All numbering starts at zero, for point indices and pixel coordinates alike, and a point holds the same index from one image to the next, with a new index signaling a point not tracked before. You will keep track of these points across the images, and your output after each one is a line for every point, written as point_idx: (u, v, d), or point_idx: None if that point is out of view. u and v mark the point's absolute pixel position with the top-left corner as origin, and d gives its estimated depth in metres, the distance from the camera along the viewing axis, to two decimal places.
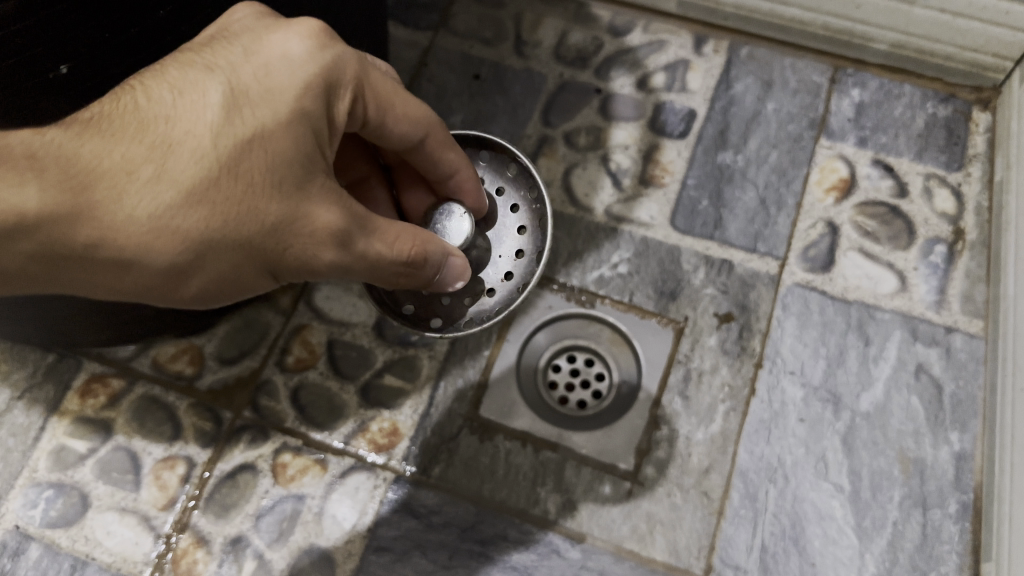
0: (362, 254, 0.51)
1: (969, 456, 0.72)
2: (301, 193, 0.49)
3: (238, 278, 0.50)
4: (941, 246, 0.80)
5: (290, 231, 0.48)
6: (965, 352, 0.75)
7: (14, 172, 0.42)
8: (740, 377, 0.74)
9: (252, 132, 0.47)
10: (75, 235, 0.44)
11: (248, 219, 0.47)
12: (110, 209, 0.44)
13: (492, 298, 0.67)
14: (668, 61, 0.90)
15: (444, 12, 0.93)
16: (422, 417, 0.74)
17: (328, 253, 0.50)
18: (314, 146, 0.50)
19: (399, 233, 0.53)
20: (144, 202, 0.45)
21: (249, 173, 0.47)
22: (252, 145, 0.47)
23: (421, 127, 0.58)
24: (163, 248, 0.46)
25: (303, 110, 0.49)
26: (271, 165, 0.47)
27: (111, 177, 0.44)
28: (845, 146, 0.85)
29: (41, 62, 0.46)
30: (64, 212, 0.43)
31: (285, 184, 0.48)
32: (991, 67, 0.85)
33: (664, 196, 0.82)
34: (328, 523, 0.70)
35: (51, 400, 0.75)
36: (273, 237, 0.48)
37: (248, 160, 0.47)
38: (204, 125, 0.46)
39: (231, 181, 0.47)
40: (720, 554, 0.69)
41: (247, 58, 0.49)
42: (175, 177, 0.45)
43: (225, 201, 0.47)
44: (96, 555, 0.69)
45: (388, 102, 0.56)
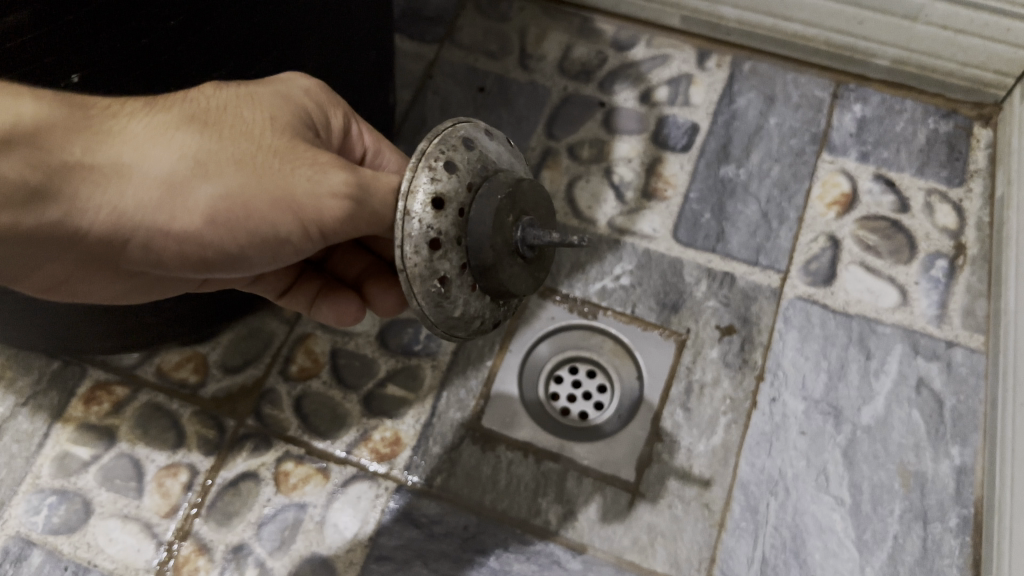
0: (375, 177, 0.49)
1: (970, 470, 0.72)
2: (292, 131, 0.51)
3: (243, 201, 0.48)
4: (942, 260, 0.80)
5: (290, 155, 0.49)
6: (966, 366, 0.76)
7: (12, 88, 0.43)
8: (742, 391, 0.75)
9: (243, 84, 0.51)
10: (73, 144, 0.45)
11: (246, 140, 0.49)
12: (111, 129, 0.46)
13: (489, 141, 0.50)
14: (671, 75, 0.91)
15: (449, 26, 0.94)
16: (424, 427, 0.74)
17: (338, 173, 0.48)
18: (301, 110, 0.53)
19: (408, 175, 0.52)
20: (140, 129, 0.47)
21: (243, 110, 0.50)
22: (241, 93, 0.50)
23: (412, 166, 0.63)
24: (162, 160, 0.47)
25: (289, 85, 0.54)
26: (264, 108, 0.50)
27: (108, 108, 0.46)
28: (847, 160, 0.85)
29: (53, 69, 0.46)
30: (60, 119, 0.44)
31: (277, 123, 0.50)
32: (992, 83, 0.86)
33: (667, 209, 0.83)
34: (330, 532, 0.70)
35: (55, 407, 0.75)
36: (274, 158, 0.49)
37: (242, 104, 0.50)
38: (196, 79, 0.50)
39: (227, 114, 0.49)
40: (721, 566, 0.69)
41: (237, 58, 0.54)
42: (172, 109, 0.48)
43: (221, 127, 0.49)
44: (97, 561, 0.69)
45: (380, 136, 0.62)
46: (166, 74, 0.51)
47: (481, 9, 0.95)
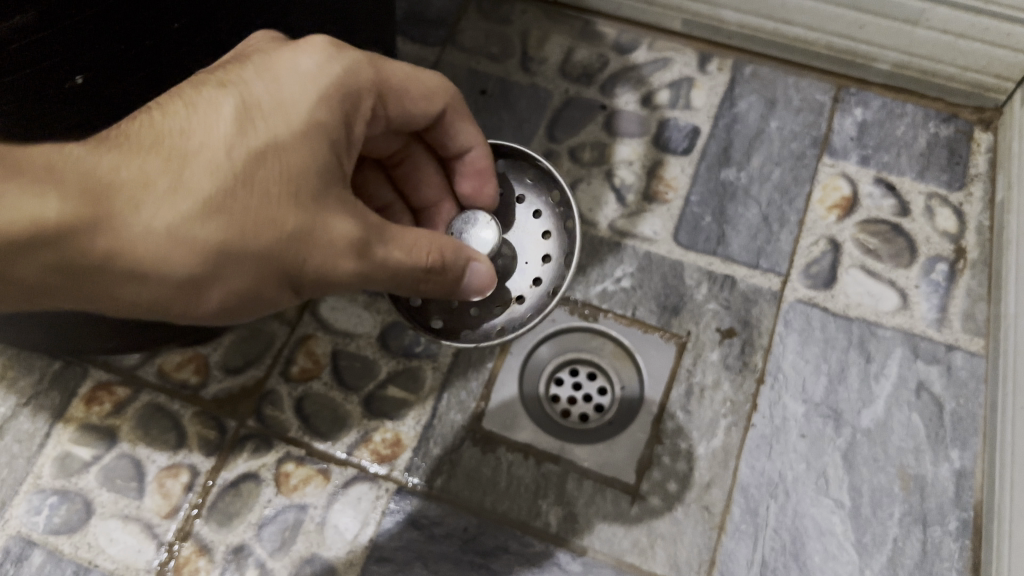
0: (381, 262, 0.51)
1: (970, 473, 0.72)
2: (315, 197, 0.49)
3: (258, 287, 0.49)
4: (942, 264, 0.80)
5: (310, 239, 0.48)
6: (966, 369, 0.76)
7: (34, 182, 0.41)
8: (742, 394, 0.75)
9: (269, 141, 0.48)
10: (96, 245, 0.43)
11: (267, 226, 0.47)
12: (134, 219, 0.44)
13: (521, 305, 0.65)
14: (672, 78, 0.91)
15: (452, 28, 0.94)
16: (425, 428, 0.74)
17: (348, 263, 0.50)
18: (325, 151, 0.50)
19: (414, 242, 0.53)
20: (161, 217, 0.45)
21: (267, 182, 0.47)
22: (267, 156, 0.48)
23: (442, 97, 0.60)
24: (182, 256, 0.46)
25: (314, 118, 0.50)
26: (291, 175, 0.48)
27: (129, 190, 0.44)
28: (847, 164, 0.86)
29: (58, 72, 0.47)
30: (84, 222, 0.42)
31: (300, 193, 0.48)
32: (992, 87, 0.86)
33: (667, 212, 0.83)
34: (330, 533, 0.70)
35: (56, 408, 0.75)
36: (291, 247, 0.48)
37: (266, 169, 0.47)
38: (220, 140, 0.47)
39: (250, 190, 0.47)
40: (720, 568, 0.69)
41: (259, 77, 0.50)
42: (195, 188, 0.45)
43: (244, 209, 0.46)
44: (98, 561, 0.69)
45: (405, 94, 0.57)
46: (166, 73, 0.53)
47: (482, 12, 0.96)
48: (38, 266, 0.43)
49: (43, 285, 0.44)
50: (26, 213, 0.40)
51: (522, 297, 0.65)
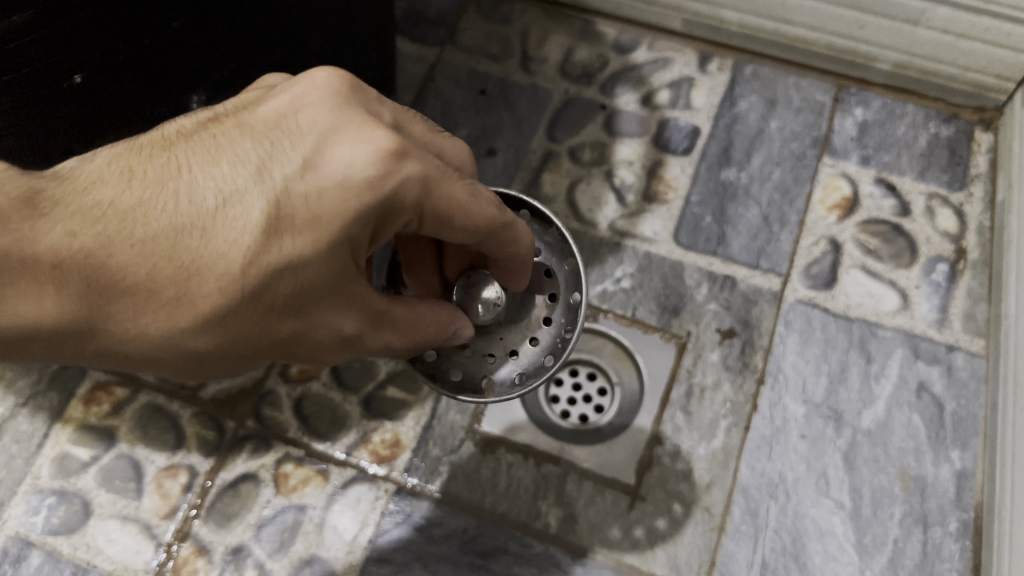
0: (371, 350, 0.50)
1: (970, 474, 0.72)
2: (319, 309, 0.45)
3: (246, 368, 0.49)
4: (943, 265, 0.80)
5: (302, 343, 0.47)
6: (967, 370, 0.76)
7: (36, 280, 0.42)
8: (742, 394, 0.75)
9: (281, 262, 0.43)
10: (91, 341, 0.44)
11: (261, 338, 0.45)
12: (127, 327, 0.43)
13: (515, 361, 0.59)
14: (672, 78, 0.91)
15: (451, 28, 0.94)
16: (425, 429, 0.74)
17: (336, 355, 0.49)
18: (348, 270, 0.45)
19: (414, 330, 0.50)
20: (157, 325, 0.43)
21: (269, 300, 0.44)
22: (275, 278, 0.43)
23: (480, 234, 0.48)
24: (172, 358, 0.45)
25: (347, 239, 0.44)
26: (298, 296, 0.44)
27: (128, 298, 0.42)
28: (848, 164, 0.85)
29: (58, 68, 0.50)
30: (79, 324, 0.43)
31: (304, 308, 0.45)
32: (993, 88, 0.86)
33: (667, 212, 0.83)
34: (329, 534, 0.70)
35: (55, 408, 0.75)
36: (283, 348, 0.47)
37: (271, 288, 0.43)
38: (230, 253, 0.42)
39: (252, 309, 0.44)
40: (720, 569, 0.69)
41: (302, 174, 0.43)
42: (192, 305, 0.43)
43: (240, 326, 0.44)
44: (97, 562, 0.69)
45: (451, 216, 0.46)
46: (168, 71, 0.55)
47: (483, 11, 0.96)
48: (37, 342, 0.45)
49: (47, 349, 0.46)
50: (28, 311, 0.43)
51: (536, 340, 0.60)
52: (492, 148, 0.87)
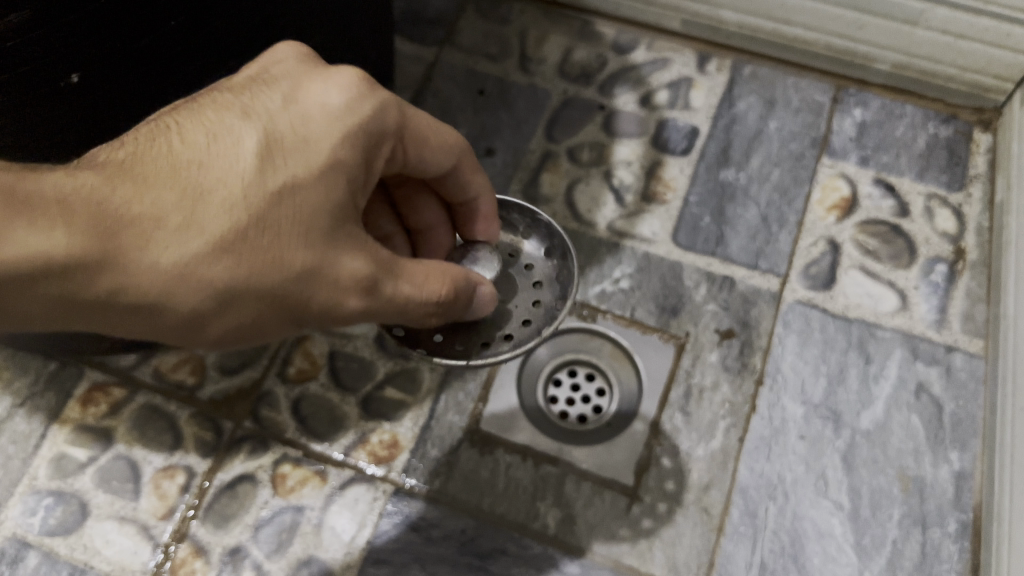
0: (390, 300, 0.49)
1: (969, 475, 0.72)
2: (329, 238, 0.46)
3: (260, 325, 0.47)
4: (942, 265, 0.80)
5: (317, 280, 0.46)
6: (966, 371, 0.76)
7: (44, 214, 0.39)
8: (741, 394, 0.74)
9: (287, 181, 0.45)
10: (101, 282, 0.41)
11: (275, 270, 0.45)
12: (135, 259, 0.41)
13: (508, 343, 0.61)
14: (671, 79, 0.91)
15: (450, 28, 0.94)
16: (423, 429, 0.74)
17: (354, 301, 0.47)
18: (346, 193, 0.48)
19: (424, 275, 0.50)
20: (171, 253, 0.42)
21: (281, 223, 0.45)
22: (284, 198, 0.45)
23: (454, 154, 0.57)
24: (188, 298, 0.43)
25: (338, 159, 0.48)
26: (304, 217, 0.45)
27: (139, 226, 0.41)
28: (846, 165, 0.85)
29: (53, 68, 0.48)
30: (91, 258, 0.40)
31: (313, 234, 0.46)
32: (992, 88, 0.86)
33: (666, 212, 0.83)
34: (327, 535, 0.70)
35: (52, 409, 0.75)
36: (298, 286, 0.45)
37: (279, 211, 0.45)
38: (237, 176, 0.44)
39: (263, 231, 0.44)
40: (719, 570, 0.69)
41: (285, 107, 0.48)
42: (206, 227, 0.43)
43: (254, 251, 0.44)
44: (94, 563, 0.69)
45: (424, 139, 0.55)
46: (164, 71, 0.54)
47: (481, 11, 0.95)
48: (36, 297, 0.41)
49: (44, 313, 0.42)
50: (33, 249, 0.39)
51: (527, 321, 0.62)
52: (491, 148, 0.87)
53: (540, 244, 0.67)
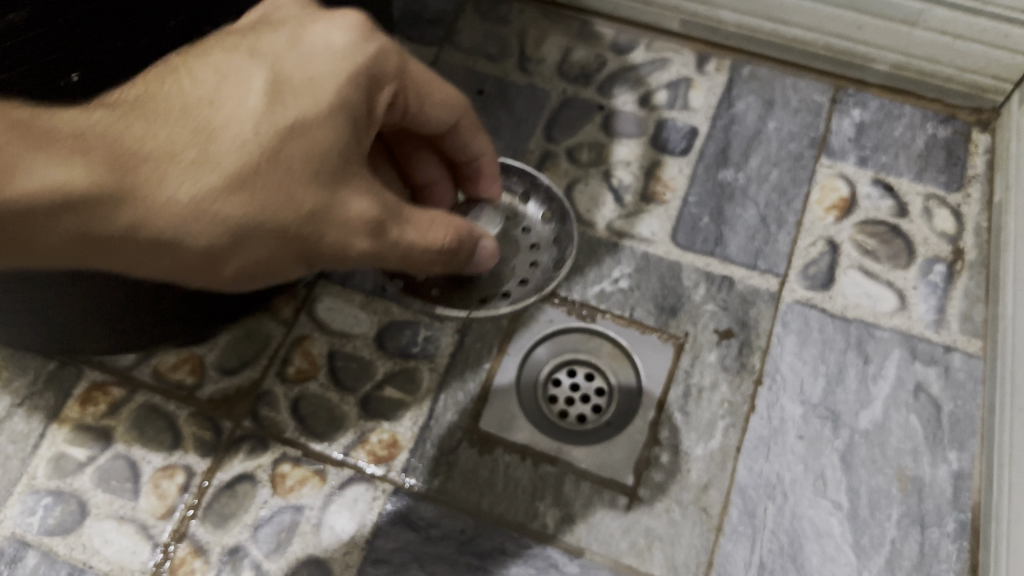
0: (393, 244, 0.53)
1: (968, 475, 0.72)
2: (335, 180, 0.49)
3: (269, 261, 0.49)
4: (941, 265, 0.80)
5: (327, 218, 0.49)
6: (964, 371, 0.76)
7: (59, 147, 0.39)
8: (740, 394, 0.75)
9: (295, 122, 0.47)
10: (120, 216, 0.42)
11: (287, 207, 0.47)
12: (153, 194, 0.43)
13: None
14: (670, 79, 0.91)
15: (449, 29, 0.94)
16: (422, 429, 0.74)
17: (361, 241, 0.51)
18: (350, 134, 0.50)
19: (429, 223, 0.55)
20: (189, 187, 0.44)
21: (291, 161, 0.47)
22: (293, 138, 0.47)
23: (456, 111, 0.61)
24: (205, 232, 0.45)
25: (343, 101, 0.50)
26: (314, 157, 0.48)
27: (157, 161, 0.42)
28: (845, 165, 0.85)
29: (51, 69, 0.47)
30: (110, 191, 0.41)
31: (322, 174, 0.48)
32: (991, 88, 0.86)
33: (665, 212, 0.83)
34: (326, 534, 0.70)
35: (51, 408, 0.75)
36: (307, 223, 0.48)
37: (289, 149, 0.47)
38: (248, 116, 0.46)
39: (276, 168, 0.46)
40: (718, 570, 0.69)
41: (290, 50, 0.50)
42: (219, 164, 0.44)
43: (267, 187, 0.46)
44: (93, 563, 0.69)
45: (426, 92, 0.58)
46: None
47: (481, 11, 0.95)
48: (52, 232, 0.41)
49: (56, 249, 0.42)
50: (53, 181, 0.39)
51: None
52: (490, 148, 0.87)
53: (540, 207, 0.79)
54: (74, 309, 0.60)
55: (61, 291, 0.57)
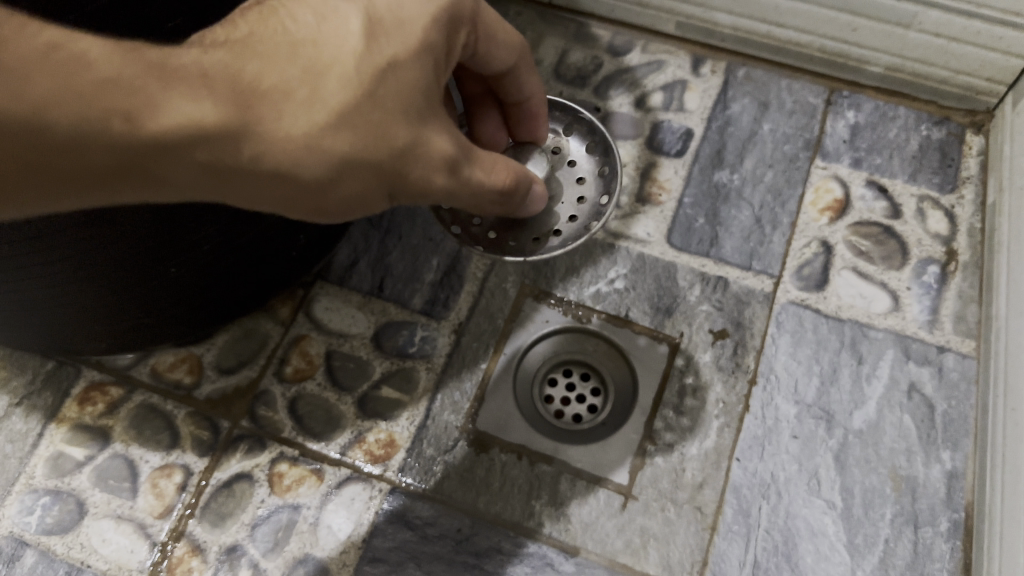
0: (467, 182, 0.50)
1: (961, 474, 0.73)
2: (426, 116, 0.48)
3: (363, 197, 0.48)
4: (934, 266, 0.81)
5: (416, 156, 0.47)
6: (957, 371, 0.76)
7: (185, 82, 0.39)
8: (735, 394, 0.75)
9: (391, 59, 0.46)
10: (243, 148, 0.41)
11: (384, 144, 0.46)
12: (267, 128, 0.41)
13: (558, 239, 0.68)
14: (665, 81, 0.91)
15: None
16: (419, 429, 0.74)
17: (442, 178, 0.49)
18: (435, 73, 0.49)
19: (494, 162, 0.53)
20: (300, 123, 0.42)
21: (387, 98, 0.46)
22: (388, 73, 0.46)
23: (516, 53, 0.61)
24: (313, 166, 0.44)
25: (429, 40, 0.49)
26: (406, 93, 0.46)
27: (271, 96, 0.42)
28: (840, 167, 0.86)
29: None
30: (233, 125, 0.40)
31: (412, 110, 0.47)
32: (985, 91, 0.87)
33: (660, 213, 0.83)
34: (323, 533, 0.70)
35: (50, 407, 0.75)
36: (401, 158, 0.47)
37: (387, 84, 0.46)
38: (349, 52, 0.45)
39: (374, 105, 0.45)
40: (713, 569, 0.69)
41: None
42: (325, 98, 0.43)
43: (368, 123, 0.45)
44: (91, 562, 0.69)
45: (492, 31, 0.57)
46: None
47: None
48: (176, 165, 0.40)
49: (175, 181, 0.41)
50: (184, 116, 0.39)
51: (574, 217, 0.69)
52: None
53: None
54: (71, 308, 0.60)
55: (74, 285, 0.56)
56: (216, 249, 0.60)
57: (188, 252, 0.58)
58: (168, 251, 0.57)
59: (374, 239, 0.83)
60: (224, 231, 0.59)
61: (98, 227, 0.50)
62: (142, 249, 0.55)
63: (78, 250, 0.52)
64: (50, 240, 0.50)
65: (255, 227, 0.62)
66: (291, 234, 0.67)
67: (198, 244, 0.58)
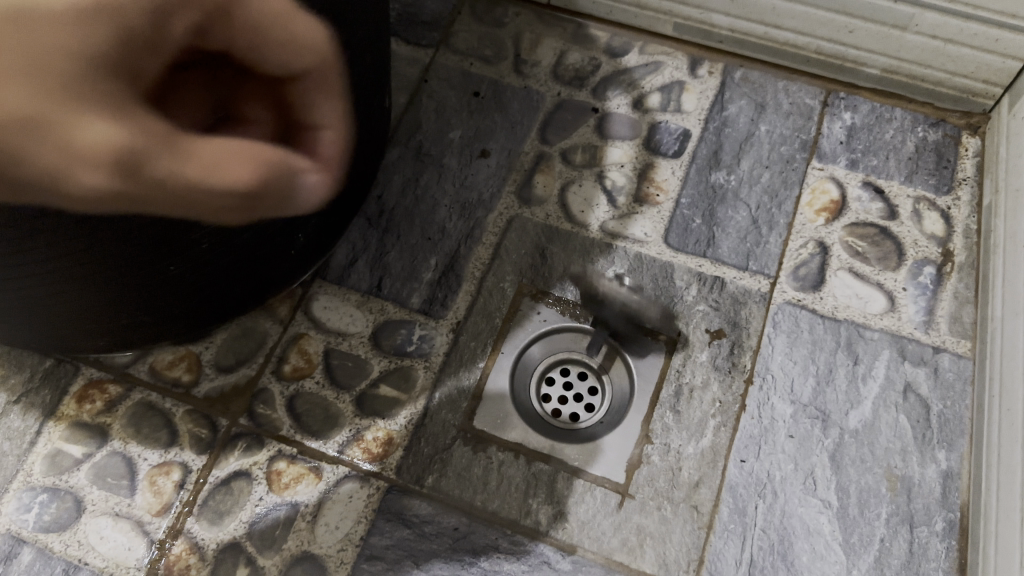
0: (150, 180, 0.47)
1: (956, 474, 0.73)
2: (77, 101, 0.42)
3: (16, 187, 0.44)
4: (930, 267, 0.81)
5: (60, 139, 0.42)
6: (953, 371, 0.77)
7: None
8: (731, 394, 0.75)
9: (76, 50, 0.41)
10: None
11: (37, 136, 0.41)
12: None
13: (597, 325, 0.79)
14: (663, 82, 0.92)
15: (444, 30, 0.95)
16: (417, 427, 0.75)
17: (95, 176, 0.45)
18: (138, 67, 0.44)
19: (212, 152, 0.49)
20: None
21: (51, 80, 0.41)
22: (39, 36, 0.40)
23: (314, 54, 0.53)
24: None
25: (153, 41, 0.44)
26: (87, 81, 0.42)
27: None
28: (836, 168, 0.86)
29: None
30: None
31: (67, 96, 0.41)
32: (981, 92, 0.87)
33: (657, 213, 0.84)
34: (321, 531, 0.71)
35: (48, 405, 0.75)
36: (39, 142, 0.42)
37: (75, 75, 0.41)
38: (57, 39, 0.40)
39: (51, 92, 0.41)
40: (709, 568, 0.69)
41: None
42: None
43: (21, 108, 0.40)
44: (88, 559, 0.70)
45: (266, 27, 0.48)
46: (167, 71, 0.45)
47: (476, 14, 0.96)
48: None
49: None
50: None
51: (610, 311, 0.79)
52: (486, 149, 0.88)
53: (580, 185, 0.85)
54: (70, 307, 0.60)
55: (65, 281, 0.56)
56: (214, 248, 0.60)
57: (186, 251, 0.58)
58: (165, 250, 0.57)
59: (372, 238, 0.83)
60: (220, 233, 0.59)
61: (94, 228, 0.50)
62: (139, 248, 0.55)
63: (75, 249, 0.52)
64: (45, 238, 0.50)
65: (253, 226, 0.61)
66: (290, 235, 0.68)
67: (195, 243, 0.58)
